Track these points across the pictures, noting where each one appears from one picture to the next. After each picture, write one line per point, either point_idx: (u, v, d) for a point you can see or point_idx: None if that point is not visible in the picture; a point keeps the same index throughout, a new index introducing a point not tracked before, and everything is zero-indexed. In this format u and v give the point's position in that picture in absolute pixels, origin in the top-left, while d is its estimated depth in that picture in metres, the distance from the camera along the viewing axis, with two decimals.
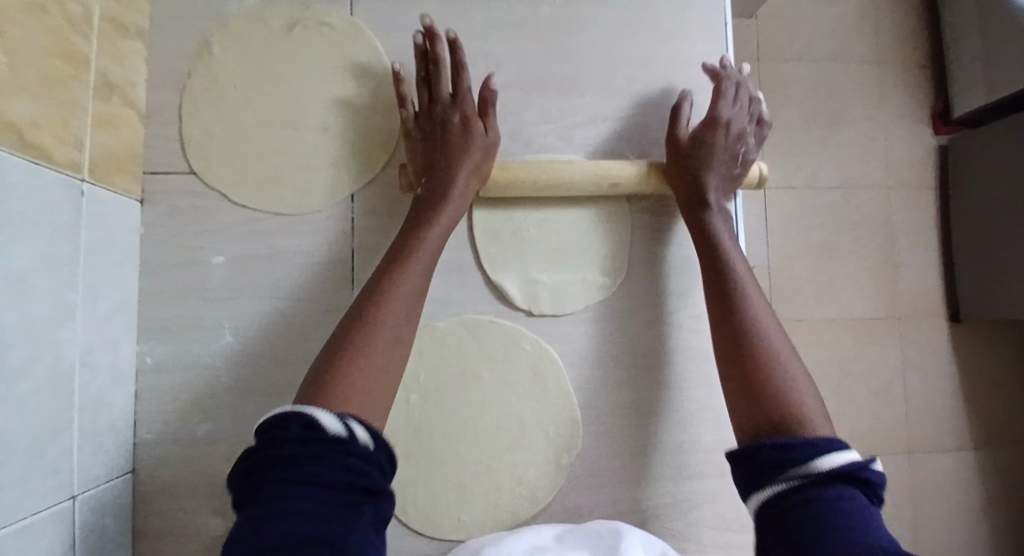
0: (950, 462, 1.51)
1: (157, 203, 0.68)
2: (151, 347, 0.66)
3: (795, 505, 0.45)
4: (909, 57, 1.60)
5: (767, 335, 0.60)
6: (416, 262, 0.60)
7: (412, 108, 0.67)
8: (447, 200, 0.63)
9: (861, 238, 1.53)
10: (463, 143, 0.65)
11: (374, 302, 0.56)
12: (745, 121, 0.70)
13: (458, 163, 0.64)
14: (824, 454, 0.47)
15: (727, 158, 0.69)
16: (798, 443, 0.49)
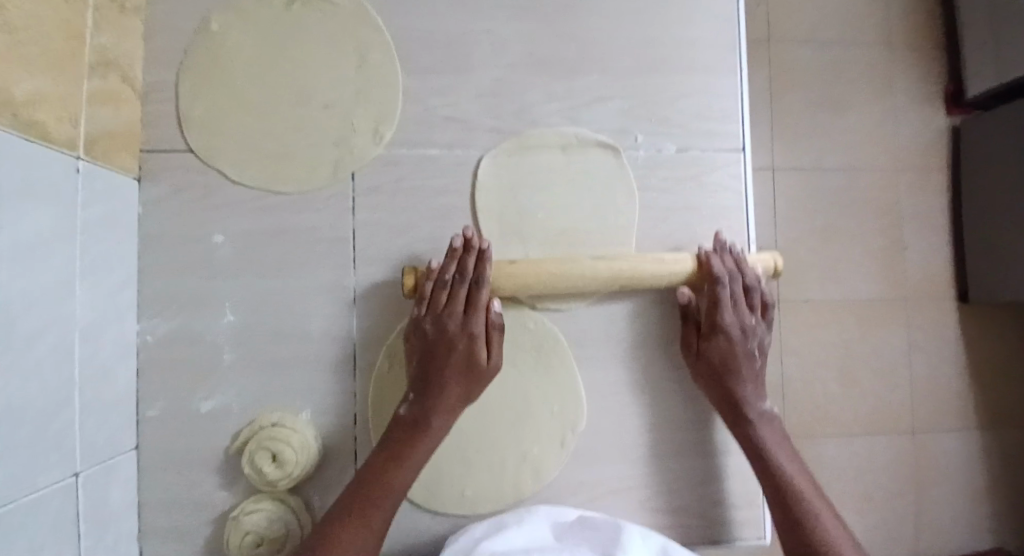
0: (955, 447, 1.50)
1: (157, 181, 0.67)
2: (153, 325, 0.66)
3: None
4: (923, 37, 1.57)
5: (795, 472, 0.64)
6: (406, 470, 0.59)
7: (426, 275, 0.64)
8: (436, 422, 0.61)
9: (870, 221, 1.51)
10: (462, 369, 0.62)
11: (368, 500, 0.58)
12: (750, 316, 0.68)
13: (455, 395, 0.62)
14: None
15: (748, 332, 0.67)
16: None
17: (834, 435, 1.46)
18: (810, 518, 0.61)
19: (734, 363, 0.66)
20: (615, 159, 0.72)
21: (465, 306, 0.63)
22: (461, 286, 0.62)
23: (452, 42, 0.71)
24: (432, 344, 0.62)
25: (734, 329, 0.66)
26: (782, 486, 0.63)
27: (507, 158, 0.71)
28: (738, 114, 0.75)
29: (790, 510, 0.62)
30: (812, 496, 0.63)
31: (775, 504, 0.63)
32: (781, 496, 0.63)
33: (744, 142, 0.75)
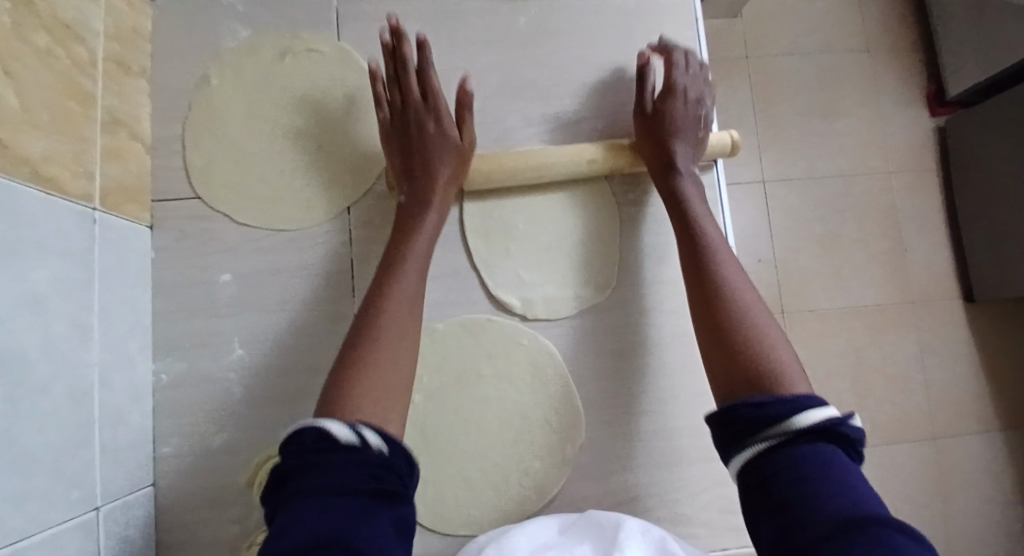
0: (978, 446, 1.48)
1: (167, 228, 0.71)
2: (166, 364, 0.69)
3: (779, 468, 0.45)
4: (898, 43, 1.61)
5: (735, 280, 0.60)
6: (414, 266, 0.63)
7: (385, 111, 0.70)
8: (435, 200, 0.67)
9: (865, 225, 1.53)
10: (443, 145, 0.68)
11: (387, 282, 0.61)
12: (700, 104, 0.72)
13: (440, 166, 0.68)
14: (800, 412, 0.47)
15: (689, 124, 0.71)
16: (771, 401, 0.49)
17: None
18: (746, 314, 0.57)
19: (675, 138, 0.69)
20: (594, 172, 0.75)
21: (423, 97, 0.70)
22: (420, 86, 0.69)
23: None
24: (405, 132, 0.69)
25: (685, 118, 0.70)
26: (722, 295, 0.59)
27: None
28: (709, 125, 0.78)
29: (720, 306, 0.58)
30: (744, 289, 0.59)
31: (705, 314, 0.59)
32: (709, 291, 0.60)
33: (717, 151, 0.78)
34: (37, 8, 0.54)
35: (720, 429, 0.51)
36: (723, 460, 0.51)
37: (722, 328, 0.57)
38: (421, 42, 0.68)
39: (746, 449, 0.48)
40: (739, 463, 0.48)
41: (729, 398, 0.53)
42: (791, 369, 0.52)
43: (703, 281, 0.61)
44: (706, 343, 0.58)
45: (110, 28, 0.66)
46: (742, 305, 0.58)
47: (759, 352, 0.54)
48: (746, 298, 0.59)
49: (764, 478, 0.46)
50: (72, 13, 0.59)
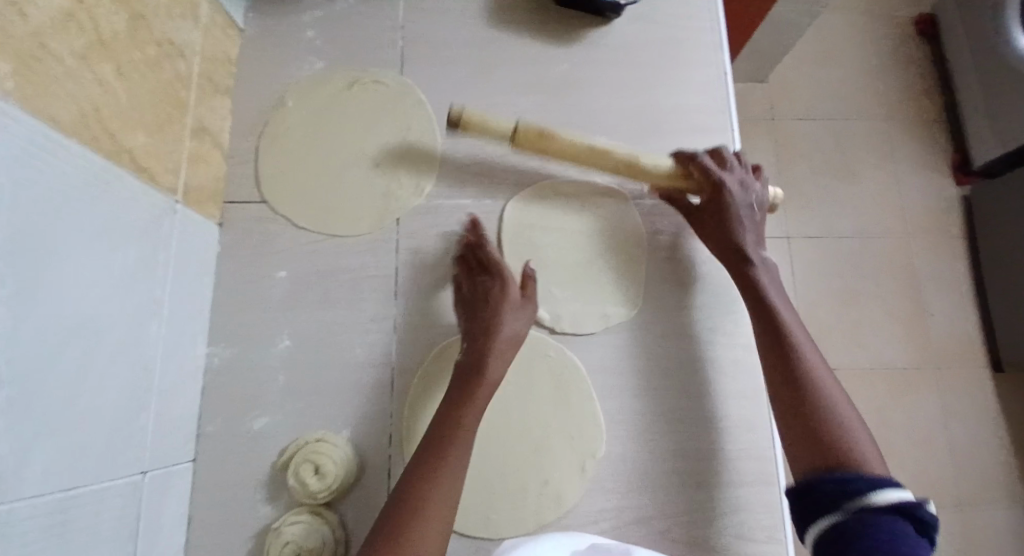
0: (1011, 521, 1.41)
1: (233, 227, 0.78)
2: (220, 350, 0.75)
3: (855, 529, 0.49)
4: (921, 113, 1.68)
5: (815, 366, 0.62)
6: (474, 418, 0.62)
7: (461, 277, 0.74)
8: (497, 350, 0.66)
9: (888, 285, 1.55)
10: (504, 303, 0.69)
11: (444, 444, 0.59)
12: (748, 174, 0.76)
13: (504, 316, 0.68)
14: (879, 489, 0.51)
15: (743, 208, 0.73)
16: (854, 477, 0.52)
17: None
18: (825, 401, 0.59)
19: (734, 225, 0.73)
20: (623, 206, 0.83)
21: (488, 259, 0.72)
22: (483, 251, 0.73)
23: (482, 113, 0.84)
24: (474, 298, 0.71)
25: (739, 203, 0.73)
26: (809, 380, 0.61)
27: (528, 200, 0.81)
28: None
29: (802, 395, 0.60)
30: (826, 378, 0.62)
31: (789, 392, 0.61)
32: (791, 374, 0.62)
33: None
34: (151, 26, 0.64)
35: (799, 500, 0.54)
36: (801, 529, 0.54)
37: (801, 415, 0.59)
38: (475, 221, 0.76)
39: (823, 519, 0.51)
40: (816, 531, 0.52)
41: (809, 472, 0.56)
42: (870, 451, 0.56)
43: (781, 366, 0.63)
44: (784, 425, 0.60)
45: (206, 51, 0.76)
46: (823, 393, 0.60)
47: (836, 441, 0.56)
48: (825, 384, 0.61)
49: (837, 539, 0.49)
50: (177, 34, 0.69)
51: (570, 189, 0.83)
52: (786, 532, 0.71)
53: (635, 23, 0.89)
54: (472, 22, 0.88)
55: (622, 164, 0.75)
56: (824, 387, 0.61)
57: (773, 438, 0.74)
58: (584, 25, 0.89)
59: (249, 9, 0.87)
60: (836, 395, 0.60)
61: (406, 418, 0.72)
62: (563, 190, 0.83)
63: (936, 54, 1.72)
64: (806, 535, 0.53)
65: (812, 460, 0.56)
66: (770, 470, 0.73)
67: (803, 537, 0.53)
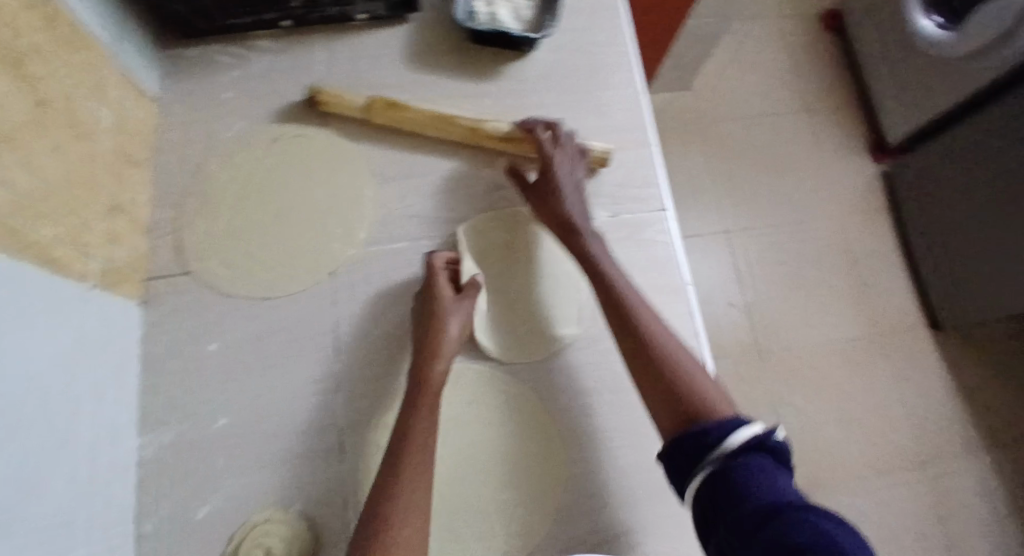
0: (973, 477, 1.47)
1: (160, 303, 0.75)
2: (153, 437, 0.71)
3: (723, 485, 0.49)
4: (836, 102, 1.77)
5: (654, 326, 0.64)
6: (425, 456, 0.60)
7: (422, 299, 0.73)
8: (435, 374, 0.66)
9: (828, 267, 1.61)
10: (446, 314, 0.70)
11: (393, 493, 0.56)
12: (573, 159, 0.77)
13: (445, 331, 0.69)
14: (730, 435, 0.52)
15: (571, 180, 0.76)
16: (712, 425, 0.53)
17: (846, 482, 1.44)
18: (672, 355, 0.62)
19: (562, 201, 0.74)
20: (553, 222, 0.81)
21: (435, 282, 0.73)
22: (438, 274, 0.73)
23: (409, 155, 0.84)
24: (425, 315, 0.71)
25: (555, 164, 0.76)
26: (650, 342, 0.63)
27: (462, 235, 0.80)
28: (658, 181, 0.86)
29: (651, 358, 0.62)
30: (666, 336, 0.64)
31: (641, 357, 0.63)
32: (636, 340, 0.63)
33: (667, 204, 0.85)
34: (57, 109, 0.61)
35: (671, 465, 0.54)
36: (678, 492, 0.54)
37: (657, 379, 0.60)
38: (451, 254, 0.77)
39: (693, 479, 0.52)
40: (692, 494, 0.52)
41: (677, 434, 0.56)
42: (713, 391, 0.58)
43: (626, 331, 0.65)
44: (648, 390, 0.61)
45: (116, 125, 0.74)
46: (670, 351, 0.62)
47: (683, 393, 0.58)
48: (671, 349, 0.62)
49: (710, 501, 0.49)
50: (86, 111, 0.67)
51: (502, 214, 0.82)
52: None
53: (553, 51, 0.91)
54: (392, 65, 0.87)
55: (466, 131, 0.82)
56: (661, 339, 0.63)
57: None
58: (503, 58, 0.90)
59: (162, 75, 0.85)
60: (677, 350, 0.62)
61: (360, 477, 0.70)
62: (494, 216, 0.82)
63: (845, 46, 1.82)
64: (684, 495, 0.53)
65: (677, 420, 0.57)
66: None
67: (680, 499, 0.53)
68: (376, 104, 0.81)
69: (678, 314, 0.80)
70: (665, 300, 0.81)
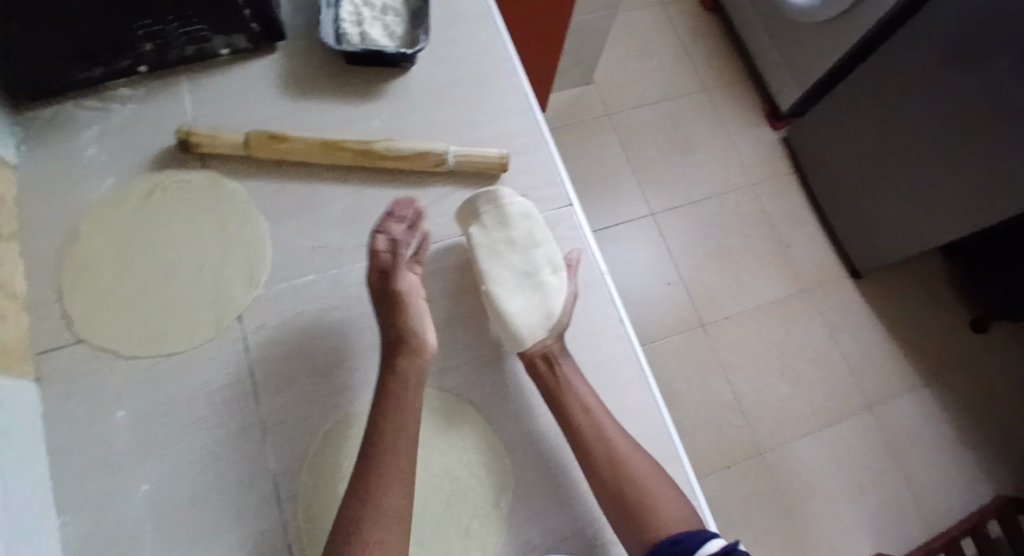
0: (910, 405, 1.56)
1: (54, 380, 0.70)
2: (72, 519, 0.65)
3: None
4: (727, 78, 1.87)
5: (610, 432, 0.68)
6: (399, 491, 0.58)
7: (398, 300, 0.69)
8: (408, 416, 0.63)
9: (748, 232, 1.69)
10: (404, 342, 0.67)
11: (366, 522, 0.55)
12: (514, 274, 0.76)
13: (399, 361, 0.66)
14: (703, 544, 0.60)
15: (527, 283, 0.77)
16: (685, 538, 0.61)
17: (800, 432, 1.50)
18: (632, 463, 0.66)
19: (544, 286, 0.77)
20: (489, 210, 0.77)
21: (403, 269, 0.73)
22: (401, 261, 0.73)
23: (305, 186, 0.82)
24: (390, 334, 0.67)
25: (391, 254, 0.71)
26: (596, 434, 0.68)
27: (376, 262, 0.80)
28: (558, 176, 0.89)
29: (599, 451, 0.67)
30: (609, 425, 0.69)
31: (603, 466, 0.66)
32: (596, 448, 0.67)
33: (570, 197, 0.88)
34: None
35: None
36: None
37: (619, 489, 0.65)
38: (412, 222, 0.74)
39: None
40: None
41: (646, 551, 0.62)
42: (672, 504, 0.64)
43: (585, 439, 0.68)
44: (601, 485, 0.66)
45: None
46: (616, 444, 0.67)
47: (644, 505, 0.64)
48: (615, 439, 0.68)
49: None
50: None
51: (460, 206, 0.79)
52: (699, 499, 0.74)
53: (435, 65, 0.92)
54: (273, 99, 0.86)
55: (356, 154, 0.82)
56: (618, 444, 0.67)
57: (664, 415, 0.77)
58: (386, 77, 0.90)
59: (21, 142, 0.80)
60: (630, 453, 0.67)
61: (304, 520, 0.67)
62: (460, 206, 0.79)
63: (726, 25, 1.94)
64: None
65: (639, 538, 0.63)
66: (669, 445, 0.75)
67: None
68: (256, 140, 0.79)
69: (598, 302, 0.82)
70: (585, 290, 0.82)
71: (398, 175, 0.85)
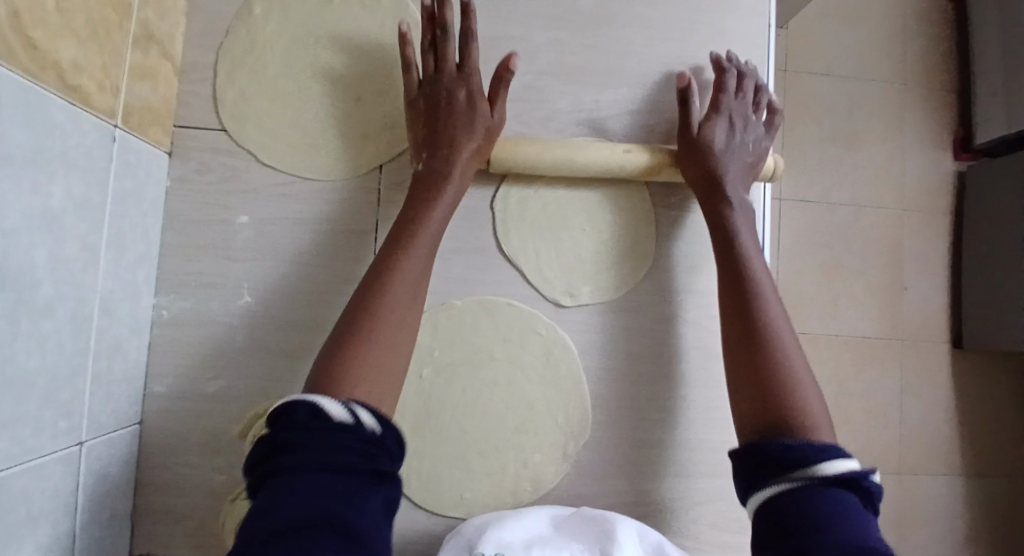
0: (940, 489, 1.50)
1: (186, 158, 0.68)
2: (170, 301, 0.66)
3: (791, 504, 0.45)
4: (935, 79, 1.56)
5: (768, 304, 0.61)
6: (413, 267, 0.59)
7: (414, 73, 0.65)
8: (451, 186, 0.63)
9: (871, 258, 1.49)
10: (471, 118, 0.64)
11: (382, 283, 0.57)
12: (751, 111, 0.71)
13: (465, 136, 0.64)
14: (825, 460, 0.46)
15: (739, 146, 0.69)
16: (801, 443, 0.48)
17: None
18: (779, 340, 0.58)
19: (721, 160, 0.67)
20: None
21: (457, 63, 0.65)
22: (449, 40, 0.65)
23: (487, 48, 0.72)
24: (433, 100, 0.65)
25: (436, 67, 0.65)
26: (748, 284, 0.62)
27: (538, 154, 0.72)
28: None
29: (745, 307, 0.61)
30: (772, 300, 0.62)
31: (743, 327, 0.60)
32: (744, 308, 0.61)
33: (765, 167, 0.76)
34: None
35: (743, 461, 0.51)
36: (743, 495, 0.50)
37: (755, 356, 0.58)
38: (469, 8, 0.63)
39: (763, 488, 0.47)
40: (762, 495, 0.47)
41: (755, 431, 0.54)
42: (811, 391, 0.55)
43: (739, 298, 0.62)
44: (730, 347, 0.61)
45: None
46: (766, 312, 0.61)
47: (784, 381, 0.55)
48: (769, 307, 0.61)
49: (772, 516, 0.45)
50: None
51: None
52: None
53: None
54: None
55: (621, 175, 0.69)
56: (770, 312, 0.61)
57: None
58: None
59: None
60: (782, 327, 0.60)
61: None
62: None
63: (961, 15, 1.57)
64: (747, 498, 0.49)
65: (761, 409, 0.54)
66: None
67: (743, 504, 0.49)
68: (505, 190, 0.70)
69: None
70: None
71: (588, 72, 0.74)
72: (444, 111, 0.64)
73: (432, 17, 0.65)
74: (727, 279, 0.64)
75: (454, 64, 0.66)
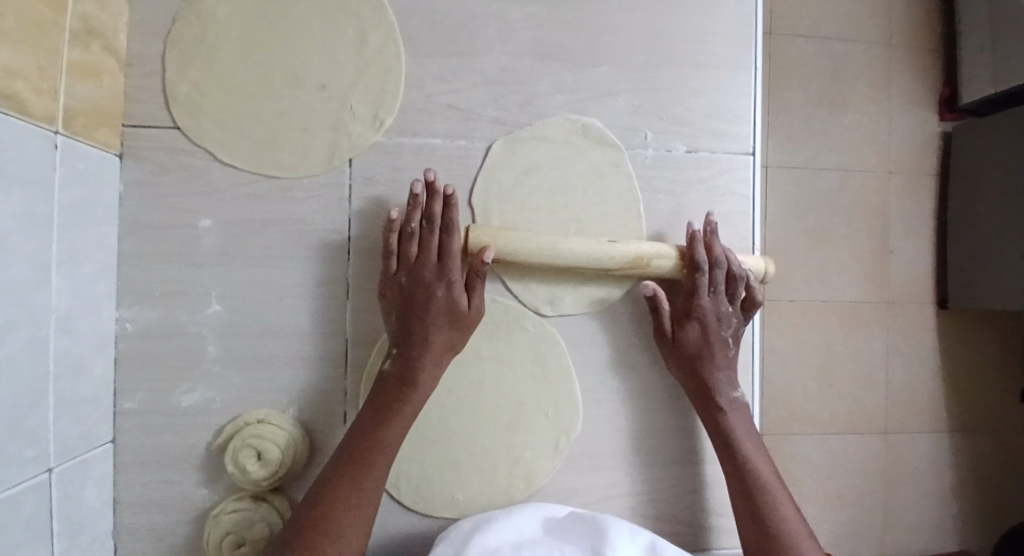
0: (924, 446, 1.53)
1: (141, 159, 0.63)
2: (133, 313, 0.62)
3: None
4: (922, 37, 1.52)
5: (754, 456, 0.63)
6: (382, 465, 0.56)
7: (392, 262, 0.61)
8: (423, 381, 0.59)
9: (858, 224, 1.48)
10: (447, 310, 0.60)
11: (336, 504, 0.54)
12: (727, 305, 0.66)
13: (435, 329, 0.59)
14: None
15: (720, 327, 0.65)
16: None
17: (808, 432, 1.48)
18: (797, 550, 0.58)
19: (704, 359, 0.65)
20: (576, 146, 0.69)
21: (439, 257, 0.61)
22: (433, 234, 0.61)
23: (459, 28, 0.68)
24: (409, 295, 0.60)
25: (416, 264, 0.61)
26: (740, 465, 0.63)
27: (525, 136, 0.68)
28: (748, 114, 0.73)
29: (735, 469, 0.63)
30: (761, 463, 0.63)
31: (752, 517, 0.61)
32: (749, 490, 0.61)
33: (753, 144, 0.73)
34: None
35: None
36: None
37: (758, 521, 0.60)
38: (449, 200, 0.60)
39: None
40: None
41: None
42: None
43: (740, 473, 0.62)
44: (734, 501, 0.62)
45: None
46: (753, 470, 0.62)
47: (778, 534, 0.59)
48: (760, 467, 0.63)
49: None
50: None
51: (559, 130, 0.69)
52: None
53: None
54: None
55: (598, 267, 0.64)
56: (755, 466, 0.62)
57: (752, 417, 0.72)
58: None
59: None
60: (791, 520, 0.60)
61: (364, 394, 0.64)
62: (552, 135, 0.69)
63: None
64: None
65: None
66: None
67: None
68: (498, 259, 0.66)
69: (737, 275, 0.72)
70: None
71: (567, 49, 0.69)
72: (417, 303, 0.60)
73: (414, 208, 0.61)
74: (731, 473, 0.63)
75: (434, 258, 0.61)
